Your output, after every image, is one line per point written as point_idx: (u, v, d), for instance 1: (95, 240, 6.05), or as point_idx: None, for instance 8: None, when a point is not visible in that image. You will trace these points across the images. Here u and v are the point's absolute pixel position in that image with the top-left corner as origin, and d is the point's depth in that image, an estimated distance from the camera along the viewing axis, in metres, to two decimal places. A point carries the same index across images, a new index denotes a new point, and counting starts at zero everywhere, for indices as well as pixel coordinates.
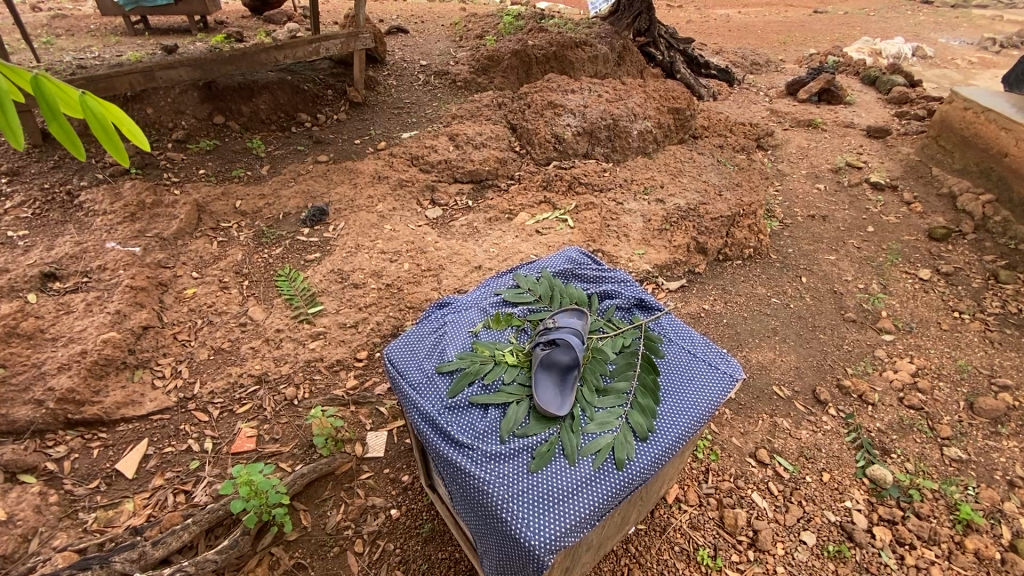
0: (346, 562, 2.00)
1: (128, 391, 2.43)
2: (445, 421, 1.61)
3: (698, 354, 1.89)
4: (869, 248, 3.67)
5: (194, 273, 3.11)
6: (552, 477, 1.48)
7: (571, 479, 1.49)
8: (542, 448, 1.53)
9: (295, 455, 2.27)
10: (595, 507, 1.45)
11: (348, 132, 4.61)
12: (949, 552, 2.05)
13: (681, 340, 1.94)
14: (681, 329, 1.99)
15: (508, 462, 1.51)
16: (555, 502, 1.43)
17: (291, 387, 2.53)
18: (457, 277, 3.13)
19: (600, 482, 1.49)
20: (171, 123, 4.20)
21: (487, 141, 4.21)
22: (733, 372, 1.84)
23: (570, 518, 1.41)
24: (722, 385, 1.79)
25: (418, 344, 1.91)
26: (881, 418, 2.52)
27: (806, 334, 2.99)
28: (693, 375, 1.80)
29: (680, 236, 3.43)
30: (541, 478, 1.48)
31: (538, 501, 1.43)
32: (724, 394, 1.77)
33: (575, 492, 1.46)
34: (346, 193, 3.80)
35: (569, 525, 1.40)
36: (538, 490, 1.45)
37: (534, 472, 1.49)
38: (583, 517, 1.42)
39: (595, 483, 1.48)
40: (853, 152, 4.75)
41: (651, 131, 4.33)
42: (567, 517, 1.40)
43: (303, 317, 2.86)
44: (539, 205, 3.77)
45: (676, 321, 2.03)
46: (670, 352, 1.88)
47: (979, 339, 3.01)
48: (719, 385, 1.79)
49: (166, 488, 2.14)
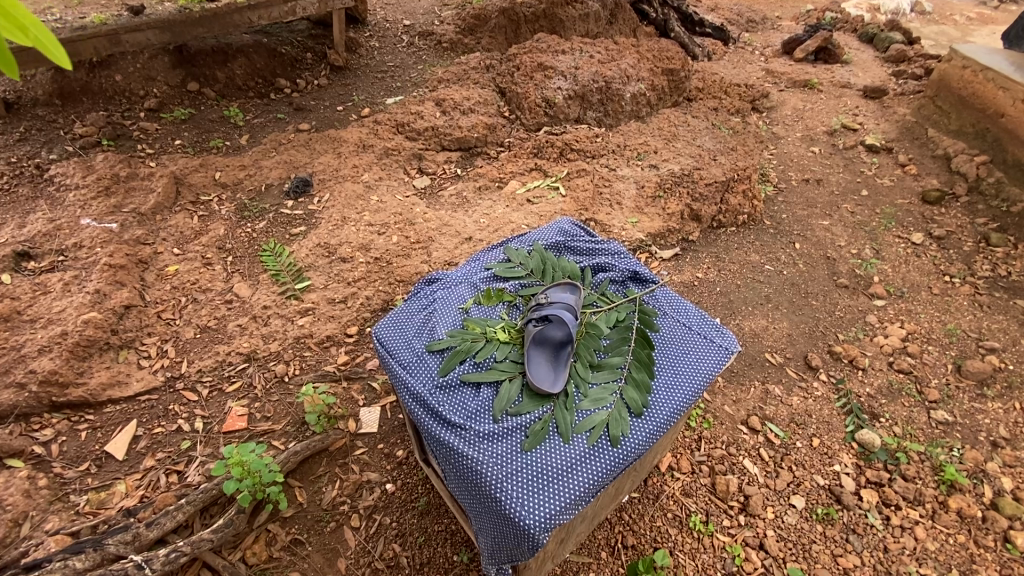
0: (343, 536, 2.00)
1: (113, 371, 2.40)
2: (437, 401, 1.58)
3: (694, 327, 1.87)
4: (862, 213, 3.65)
5: (175, 249, 3.04)
6: (546, 455, 1.47)
7: (565, 457, 1.48)
8: (536, 427, 1.51)
9: (287, 432, 2.26)
10: (591, 484, 1.45)
11: (330, 98, 4.41)
12: (933, 512, 2.05)
13: (676, 312, 1.91)
14: (676, 301, 1.96)
15: (502, 443, 1.49)
16: (548, 481, 1.42)
17: (281, 364, 2.50)
18: (447, 249, 3.06)
19: (595, 460, 1.48)
20: (142, 90, 4.04)
21: (475, 107, 4.05)
22: (728, 345, 1.82)
23: (564, 499, 1.40)
24: (721, 359, 1.77)
25: (407, 322, 1.87)
26: (871, 383, 2.54)
27: (798, 301, 2.99)
28: (688, 348, 1.79)
29: (674, 202, 3.37)
30: (536, 457, 1.46)
31: (534, 485, 1.41)
32: (719, 366, 1.75)
33: (569, 469, 1.45)
34: (330, 163, 3.66)
35: (564, 503, 1.39)
36: (532, 469, 1.44)
37: (528, 451, 1.47)
38: (578, 495, 1.42)
39: (592, 459, 1.48)
40: (849, 113, 4.67)
41: (645, 94, 4.16)
42: (562, 495, 1.40)
43: (291, 293, 2.80)
44: (530, 173, 3.66)
45: (671, 293, 2.00)
46: (665, 324, 1.86)
47: (968, 303, 3.03)
48: (715, 357, 1.77)
49: (158, 469, 2.12)
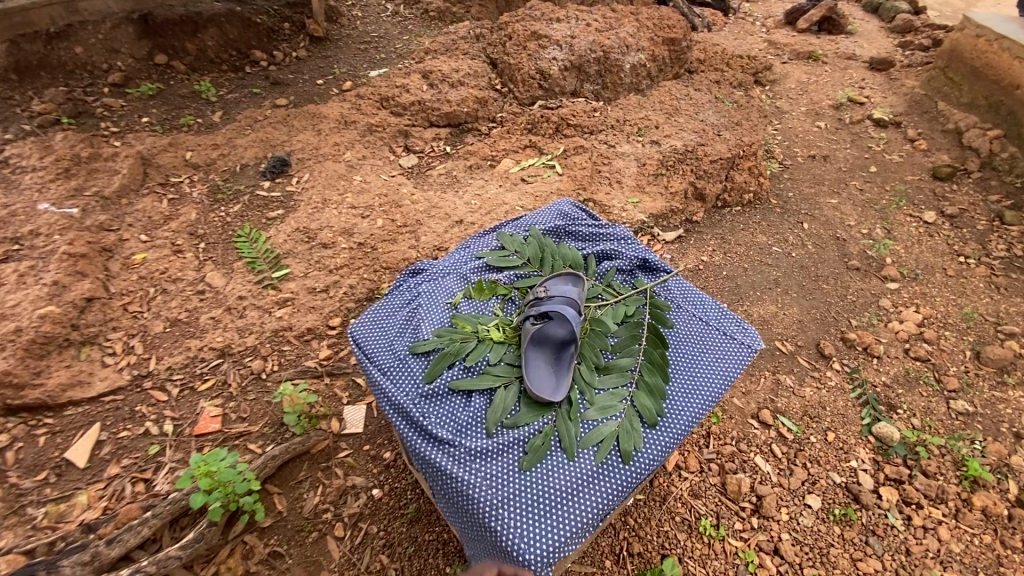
0: (326, 548, 1.85)
1: (74, 370, 2.20)
2: (422, 414, 1.42)
3: (711, 322, 1.72)
4: (872, 190, 3.48)
5: (143, 236, 2.81)
6: (548, 475, 1.32)
7: (568, 477, 1.33)
8: (536, 442, 1.36)
9: (265, 435, 2.09)
10: (598, 509, 1.31)
11: (310, 71, 4.13)
12: (957, 511, 1.93)
13: (691, 306, 1.76)
14: (691, 293, 1.82)
15: (497, 463, 1.33)
16: (550, 507, 1.28)
17: (257, 359, 2.32)
18: (436, 233, 2.86)
19: (602, 481, 1.34)
20: (105, 64, 3.74)
21: (465, 79, 3.79)
22: (750, 343, 1.68)
23: (566, 529, 1.26)
24: (739, 357, 1.63)
25: (388, 320, 1.69)
26: (886, 371, 2.40)
27: (808, 285, 2.83)
28: (706, 347, 1.65)
29: (677, 180, 3.17)
30: (535, 478, 1.31)
31: (532, 512, 1.27)
32: (740, 366, 1.62)
33: (573, 492, 1.31)
34: (309, 141, 3.42)
35: (568, 532, 1.26)
36: (532, 493, 1.29)
37: (527, 471, 1.32)
38: (583, 523, 1.27)
39: (598, 479, 1.34)
40: (856, 86, 4.46)
41: (644, 65, 3.92)
42: (564, 525, 1.25)
43: (268, 282, 2.61)
44: (523, 150, 3.44)
45: (685, 284, 1.85)
46: (680, 320, 1.71)
47: (984, 285, 2.89)
48: (736, 357, 1.64)
49: (123, 477, 1.95)
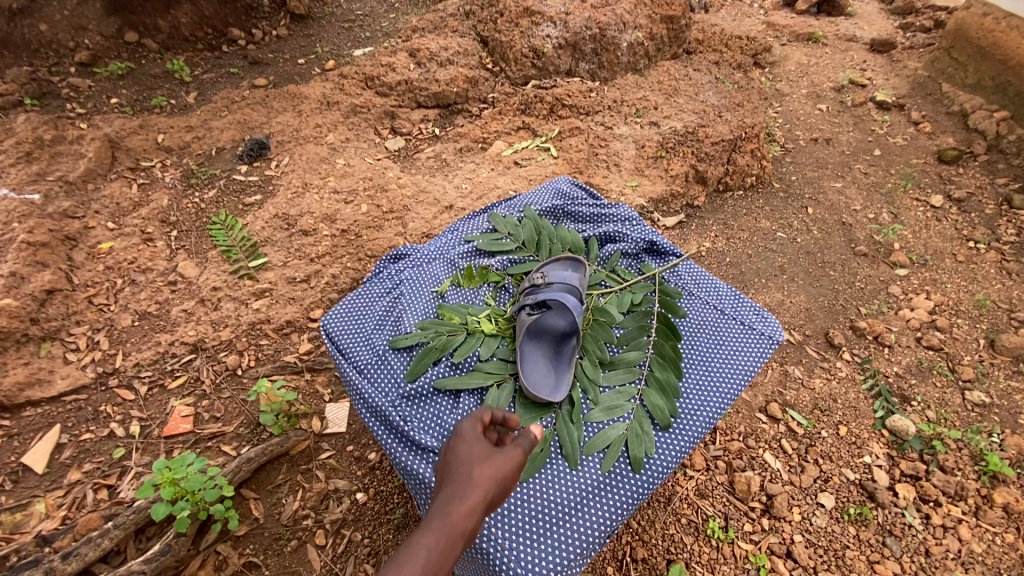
0: (306, 557, 1.72)
1: (32, 368, 2.04)
2: (402, 417, 1.44)
3: (728, 313, 1.79)
4: (877, 173, 3.35)
5: (110, 223, 2.62)
6: (541, 494, 1.38)
7: (562, 501, 1.38)
8: (534, 449, 1.43)
9: (240, 435, 1.94)
10: (588, 537, 1.34)
11: (290, 51, 3.92)
12: (977, 508, 1.83)
13: (709, 297, 1.83)
14: (709, 284, 1.89)
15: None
16: (540, 532, 1.32)
17: (233, 355, 2.16)
18: (425, 220, 2.70)
19: (593, 509, 1.38)
20: (71, 41, 3.49)
21: (454, 58, 3.60)
22: (772, 335, 1.74)
23: (561, 551, 1.31)
24: (759, 350, 1.69)
25: (364, 313, 1.68)
26: (898, 362, 2.28)
27: (815, 271, 2.71)
28: (725, 340, 1.72)
29: (677, 163, 3.03)
30: (528, 498, 1.37)
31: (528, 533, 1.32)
32: (761, 359, 1.68)
33: (571, 510, 1.37)
34: (289, 122, 3.23)
35: (556, 559, 1.30)
36: (524, 515, 1.34)
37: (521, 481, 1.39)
38: (573, 552, 1.31)
39: (597, 497, 1.40)
40: (857, 68, 4.32)
41: (642, 42, 3.73)
42: (553, 552, 1.30)
43: (245, 272, 2.44)
44: (516, 132, 3.28)
45: (702, 275, 1.91)
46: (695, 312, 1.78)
47: (995, 270, 2.78)
48: (757, 349, 1.70)
49: (84, 484, 1.79)
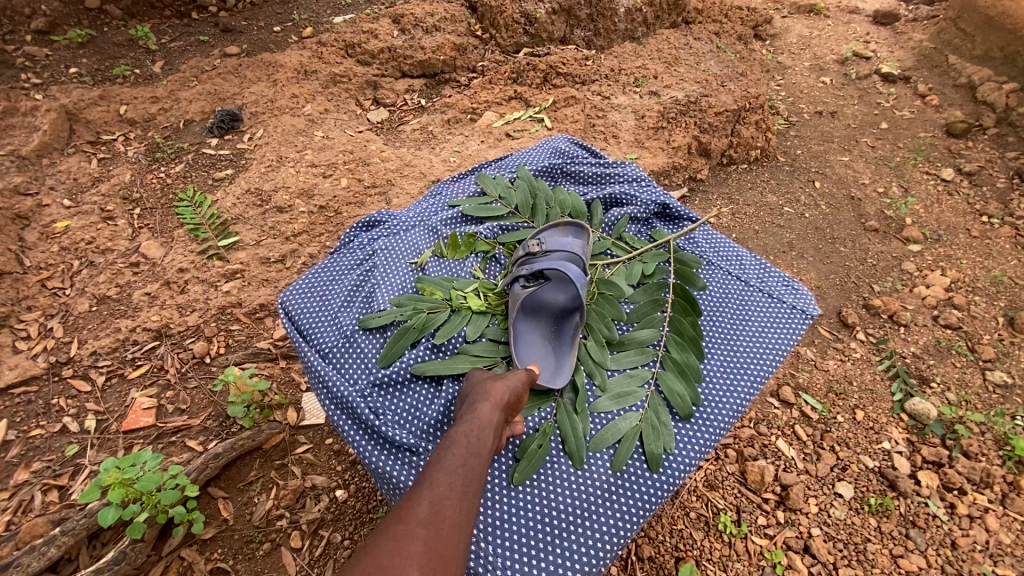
0: (280, 561, 1.56)
1: None
2: (372, 410, 1.34)
3: (755, 288, 1.70)
4: (884, 147, 3.19)
5: (66, 201, 2.41)
6: (536, 500, 1.28)
7: (561, 509, 1.27)
8: (531, 448, 1.32)
9: (208, 429, 1.77)
10: (588, 550, 1.24)
11: (265, 18, 3.66)
12: (1004, 496, 1.72)
13: (735, 271, 1.74)
14: (734, 256, 1.78)
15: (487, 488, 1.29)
16: (535, 545, 1.23)
17: (200, 341, 1.98)
18: (410, 195, 2.51)
19: (594, 520, 1.27)
20: (26, 7, 3.19)
21: (440, 24, 3.37)
22: (806, 311, 1.63)
23: (563, 566, 1.21)
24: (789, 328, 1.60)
25: (330, 291, 1.54)
26: (915, 342, 2.15)
27: (824, 248, 2.56)
28: (752, 318, 1.63)
29: (679, 134, 2.84)
30: (523, 507, 1.27)
31: (527, 548, 1.23)
32: (793, 339, 1.59)
33: (575, 521, 1.27)
34: (263, 92, 3.00)
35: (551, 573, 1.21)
36: (518, 525, 1.25)
37: (516, 484, 1.29)
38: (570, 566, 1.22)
39: (598, 507, 1.29)
40: (861, 40, 4.12)
41: (640, 9, 3.50)
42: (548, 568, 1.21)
43: (214, 251, 2.25)
44: (508, 102, 3.07)
45: (728, 246, 1.81)
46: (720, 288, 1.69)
47: (1011, 245, 2.63)
48: (789, 328, 1.61)
49: (33, 485, 1.62)
